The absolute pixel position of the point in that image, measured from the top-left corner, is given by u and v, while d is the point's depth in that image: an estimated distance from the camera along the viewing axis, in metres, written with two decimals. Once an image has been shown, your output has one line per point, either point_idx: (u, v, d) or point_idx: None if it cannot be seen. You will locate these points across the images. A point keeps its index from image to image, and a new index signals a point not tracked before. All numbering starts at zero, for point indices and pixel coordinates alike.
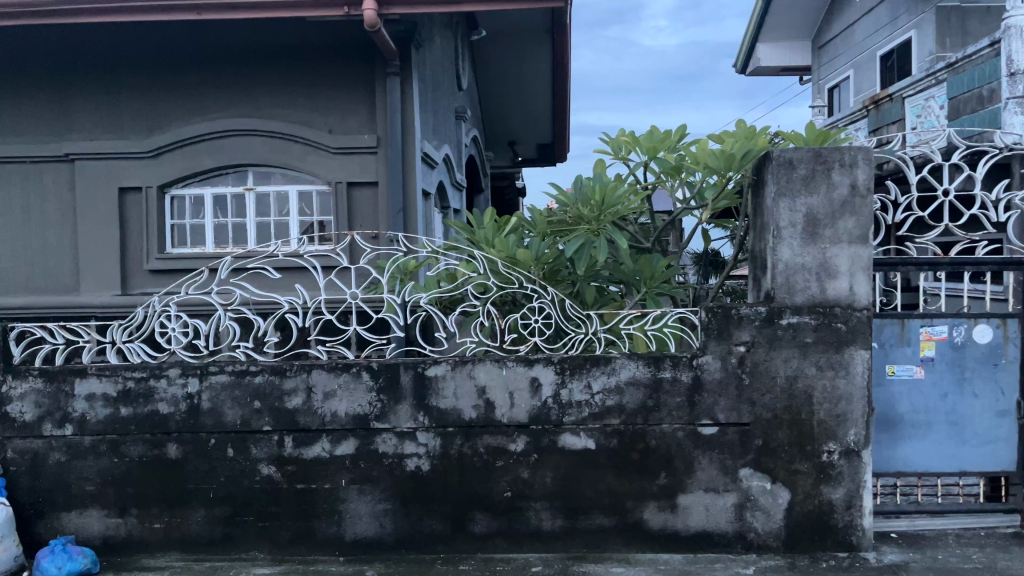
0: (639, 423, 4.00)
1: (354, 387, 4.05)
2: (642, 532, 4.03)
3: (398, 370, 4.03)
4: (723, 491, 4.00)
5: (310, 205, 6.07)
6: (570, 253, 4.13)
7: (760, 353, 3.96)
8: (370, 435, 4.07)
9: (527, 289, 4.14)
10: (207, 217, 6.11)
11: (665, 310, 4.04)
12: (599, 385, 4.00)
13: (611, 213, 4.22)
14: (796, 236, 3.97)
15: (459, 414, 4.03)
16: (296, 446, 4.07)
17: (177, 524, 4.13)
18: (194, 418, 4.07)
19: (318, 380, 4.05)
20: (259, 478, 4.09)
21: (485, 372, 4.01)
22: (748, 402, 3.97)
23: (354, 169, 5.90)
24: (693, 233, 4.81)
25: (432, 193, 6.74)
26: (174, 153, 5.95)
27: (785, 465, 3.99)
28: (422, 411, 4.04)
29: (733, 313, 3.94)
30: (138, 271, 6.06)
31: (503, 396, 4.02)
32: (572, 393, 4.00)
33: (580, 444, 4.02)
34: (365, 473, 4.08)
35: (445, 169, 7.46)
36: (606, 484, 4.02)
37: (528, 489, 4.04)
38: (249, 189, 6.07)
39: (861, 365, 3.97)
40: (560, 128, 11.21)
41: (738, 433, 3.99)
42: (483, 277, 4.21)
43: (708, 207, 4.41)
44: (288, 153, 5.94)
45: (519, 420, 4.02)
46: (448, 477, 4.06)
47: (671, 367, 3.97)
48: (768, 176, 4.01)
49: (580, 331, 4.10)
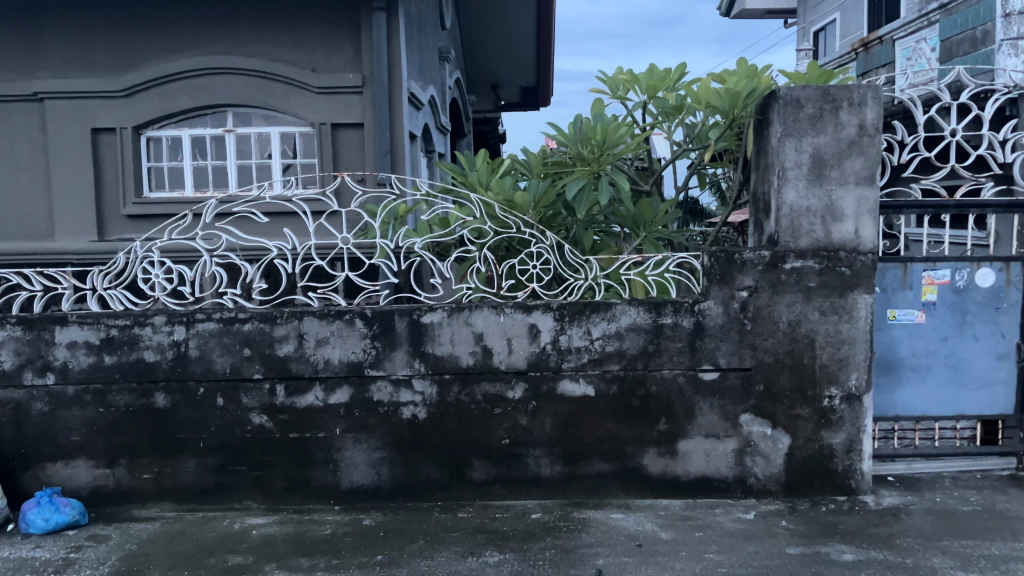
0: (639, 368, 3.93)
1: (348, 334, 3.93)
2: (642, 478, 3.99)
3: (392, 317, 3.92)
4: (724, 436, 3.97)
5: (293, 147, 5.86)
6: (570, 196, 3.99)
7: (763, 299, 3.90)
8: (365, 382, 3.96)
9: (525, 234, 4.03)
10: (186, 159, 5.87)
11: (667, 254, 3.94)
12: (599, 331, 3.91)
13: (611, 154, 4.05)
14: (802, 178, 3.87)
15: (455, 361, 3.94)
16: (288, 395, 3.97)
17: (167, 474, 4.01)
18: (182, 366, 3.95)
19: (310, 327, 3.93)
20: (251, 427, 3.98)
21: (483, 319, 3.91)
22: (749, 347, 3.92)
23: (339, 109, 5.68)
24: (691, 175, 4.71)
25: (419, 136, 6.56)
26: (149, 92, 5.68)
27: (786, 410, 3.95)
28: (418, 358, 3.94)
29: (737, 257, 3.86)
30: (115, 215, 5.83)
31: (500, 343, 3.92)
32: (571, 338, 3.92)
33: (580, 391, 3.95)
34: (360, 421, 3.99)
35: (431, 112, 7.26)
36: (605, 430, 3.97)
37: (527, 436, 3.98)
38: (229, 131, 5.83)
39: (865, 310, 3.91)
40: (544, 70, 10.95)
41: (740, 378, 3.94)
42: (479, 222, 4.09)
43: (710, 149, 4.29)
44: (269, 93, 5.70)
45: (518, 366, 3.93)
46: (445, 425, 3.98)
47: (672, 313, 3.89)
48: (774, 115, 3.89)
49: (580, 276, 4.00)
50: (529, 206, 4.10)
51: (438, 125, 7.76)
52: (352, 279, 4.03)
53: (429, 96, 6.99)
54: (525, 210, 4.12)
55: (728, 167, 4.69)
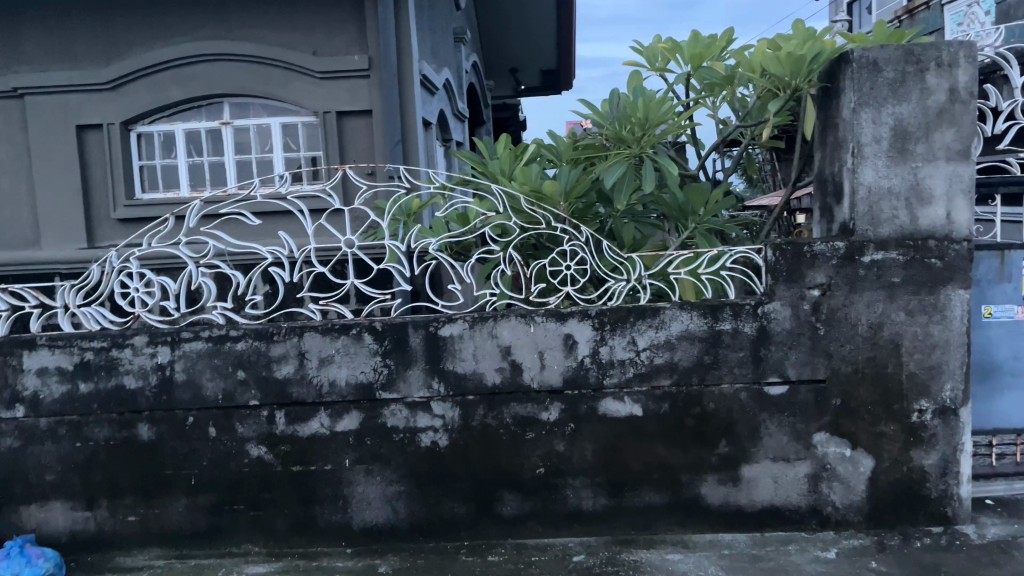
0: (694, 384, 3.38)
1: (355, 352, 3.42)
2: (699, 510, 3.44)
3: (406, 330, 3.40)
4: (795, 460, 3.40)
5: (297, 139, 5.33)
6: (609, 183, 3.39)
7: (838, 298, 3.33)
8: (377, 407, 3.44)
9: (556, 230, 3.47)
10: (179, 157, 5.37)
11: (723, 249, 3.39)
12: (646, 341, 3.37)
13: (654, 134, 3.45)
14: (881, 155, 3.28)
15: (480, 380, 3.40)
16: (289, 423, 3.46)
17: (156, 515, 3.53)
18: (168, 393, 3.45)
19: (311, 344, 3.42)
20: (248, 461, 3.48)
21: (510, 330, 3.38)
22: (822, 355, 3.35)
23: (344, 96, 5.15)
24: (741, 155, 4.12)
25: (433, 123, 6.01)
26: (137, 84, 5.19)
27: (868, 427, 3.37)
28: (437, 377, 3.41)
29: (806, 250, 3.30)
30: (105, 220, 5.35)
31: (531, 357, 3.39)
32: (613, 350, 3.38)
33: (625, 411, 3.40)
34: (373, 451, 3.47)
35: (446, 97, 6.69)
36: (655, 455, 3.42)
37: (565, 465, 3.44)
38: (225, 124, 5.33)
39: (960, 308, 3.31)
40: (566, 50, 10.34)
41: (812, 391, 3.37)
42: (503, 217, 3.53)
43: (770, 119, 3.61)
44: (266, 80, 5.17)
45: (553, 384, 3.40)
46: (470, 453, 3.45)
47: (731, 317, 3.35)
48: (846, 82, 3.31)
49: (622, 278, 3.44)
50: (559, 197, 3.53)
51: (455, 111, 7.20)
52: (358, 287, 3.49)
53: (444, 79, 6.42)
54: (556, 203, 3.54)
55: (780, 146, 4.09)
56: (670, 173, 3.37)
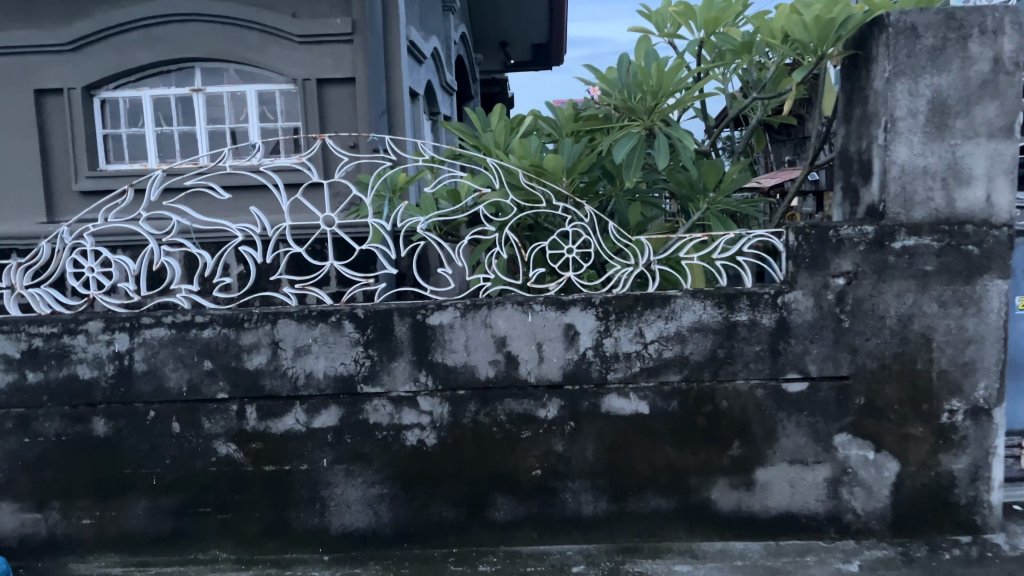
0: (706, 380, 3.10)
1: (335, 341, 3.10)
2: (709, 516, 3.16)
3: (391, 318, 3.09)
4: (814, 463, 3.13)
5: (274, 109, 4.97)
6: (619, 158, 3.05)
7: (865, 288, 3.04)
8: (358, 401, 3.13)
9: (557, 209, 3.16)
10: (147, 125, 4.98)
11: (741, 233, 3.09)
12: (654, 332, 3.08)
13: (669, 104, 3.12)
14: (917, 130, 3.00)
15: (471, 374, 3.11)
16: (261, 418, 3.14)
17: (113, 518, 3.20)
18: (126, 385, 3.12)
19: (285, 332, 3.11)
20: (215, 459, 3.16)
21: (505, 319, 3.08)
22: (846, 350, 3.07)
23: (326, 62, 4.78)
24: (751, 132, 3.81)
25: (420, 94, 5.66)
26: (101, 46, 4.80)
27: (894, 428, 3.10)
28: (425, 369, 3.11)
29: (832, 234, 3.01)
30: (67, 193, 4.97)
31: (528, 349, 3.09)
32: (618, 343, 3.08)
33: (630, 409, 3.12)
34: (353, 450, 3.16)
35: (434, 67, 6.32)
36: (662, 457, 3.14)
37: (563, 466, 3.15)
38: (197, 90, 4.95)
39: (998, 300, 3.02)
40: (558, 25, 9.98)
41: (835, 389, 3.09)
42: (499, 194, 3.20)
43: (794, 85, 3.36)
44: (242, 44, 4.80)
45: (551, 379, 3.10)
46: (460, 453, 3.15)
47: (748, 308, 3.06)
48: (879, 49, 3.02)
49: (628, 262, 3.13)
50: (562, 172, 3.18)
51: (443, 83, 6.84)
52: (338, 270, 3.16)
53: (432, 48, 6.05)
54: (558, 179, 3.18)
55: (792, 123, 3.76)
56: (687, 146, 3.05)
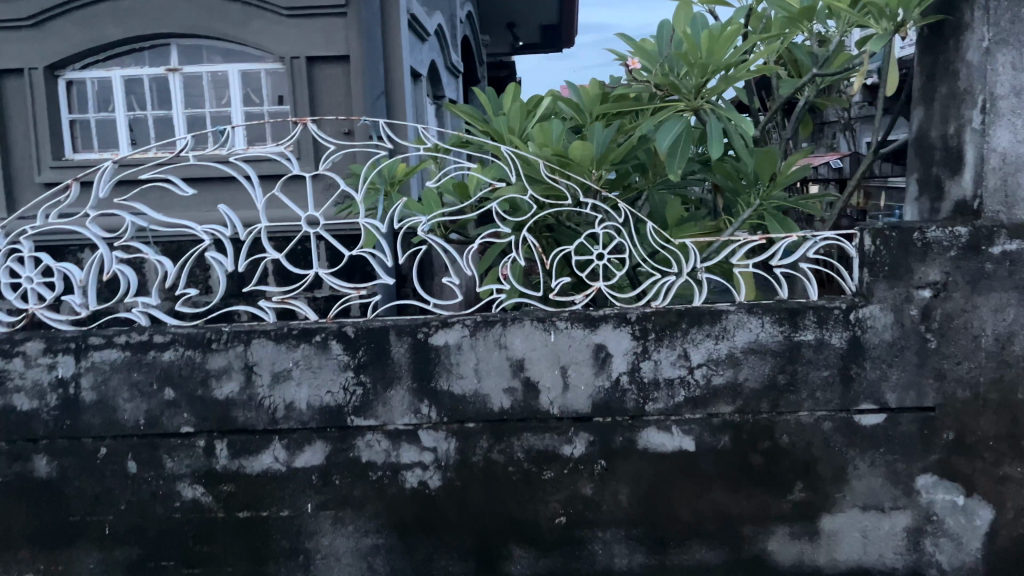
0: (763, 412, 2.60)
1: (320, 365, 2.61)
2: (765, 571, 2.67)
3: (387, 337, 2.59)
4: (891, 509, 2.63)
5: (259, 90, 4.44)
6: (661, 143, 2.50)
7: (957, 302, 2.52)
8: (347, 436, 2.64)
9: (585, 207, 2.63)
10: (118, 110, 4.47)
11: (805, 236, 2.58)
12: (701, 354, 2.58)
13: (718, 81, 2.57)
14: (1021, 111, 2.48)
15: (483, 404, 2.61)
16: (233, 456, 2.65)
17: (61, 572, 2.72)
18: (73, 417, 2.63)
19: (261, 354, 2.61)
20: (180, 505, 2.67)
21: (523, 339, 2.59)
22: (932, 376, 2.55)
23: (316, 38, 4.24)
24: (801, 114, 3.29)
25: (423, 75, 5.13)
26: (63, 21, 4.27)
27: (988, 469, 2.59)
28: (427, 399, 2.61)
29: (918, 237, 2.49)
30: (29, 185, 4.47)
31: (551, 375, 2.59)
32: (658, 367, 2.58)
33: (673, 445, 2.62)
34: (343, 494, 2.67)
35: (438, 46, 5.78)
36: (709, 502, 2.64)
37: (592, 512, 2.66)
38: (173, 71, 4.43)
39: None
40: (569, 6, 9.42)
41: (917, 423, 2.58)
42: (516, 188, 2.68)
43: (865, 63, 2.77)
44: (222, 18, 4.28)
45: (578, 410, 2.61)
46: (470, 497, 2.66)
47: (814, 326, 2.55)
48: (974, 12, 2.50)
49: (670, 269, 2.61)
50: (591, 163, 2.63)
51: (448, 65, 6.32)
52: (324, 278, 2.66)
53: (436, 24, 5.51)
54: (586, 170, 2.64)
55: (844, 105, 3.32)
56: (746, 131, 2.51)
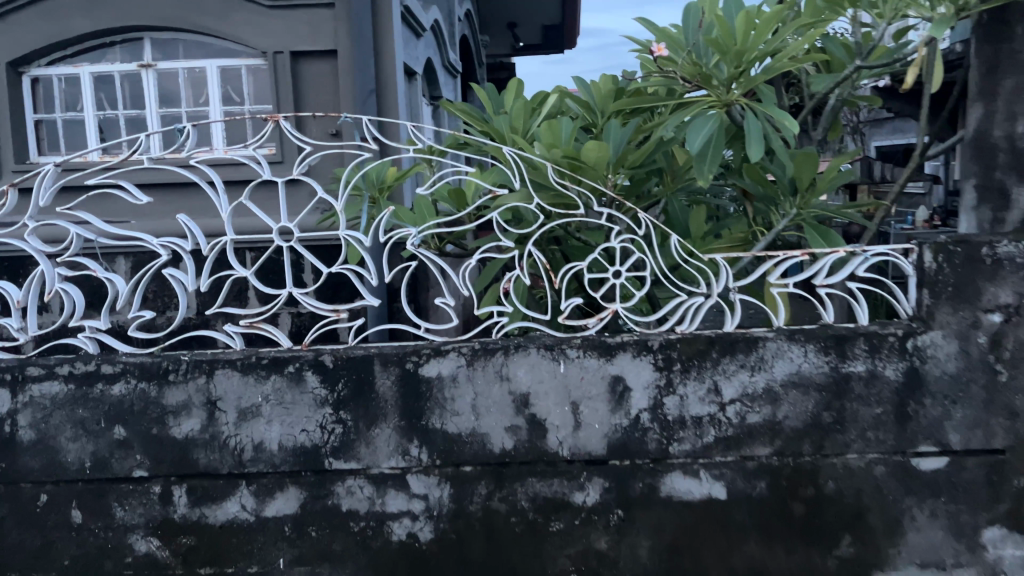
0: (805, 455, 2.25)
1: (293, 400, 2.26)
2: None
3: (371, 368, 2.25)
4: (952, 567, 2.27)
5: (240, 88, 4.10)
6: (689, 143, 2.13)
7: None
8: (325, 482, 2.29)
9: (599, 217, 2.28)
10: (87, 110, 4.13)
11: (853, 252, 2.23)
12: (733, 388, 2.23)
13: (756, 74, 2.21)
14: None
15: (481, 445, 2.26)
16: (194, 505, 2.30)
17: None
18: (9, 460, 2.28)
19: (225, 387, 2.26)
20: (133, 560, 2.32)
21: (529, 370, 2.24)
22: (1002, 414, 2.20)
23: (301, 31, 3.90)
24: (835, 113, 2.94)
25: (418, 72, 4.79)
26: (27, 13, 3.93)
27: None
28: (417, 438, 2.26)
29: (987, 253, 2.14)
30: None
31: (560, 412, 2.25)
32: (684, 403, 2.24)
33: (700, 493, 2.27)
34: (320, 547, 2.31)
35: (434, 43, 5.45)
36: (743, 557, 2.29)
37: (607, 569, 2.31)
38: (146, 67, 4.08)
39: None
40: (571, 6, 9.09)
41: (984, 468, 2.23)
42: (521, 195, 2.33)
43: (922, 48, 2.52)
44: (199, 9, 3.93)
45: (592, 452, 2.26)
46: (467, 552, 2.31)
47: (865, 356, 2.20)
48: None
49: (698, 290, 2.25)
50: (606, 167, 2.28)
51: (445, 64, 5.97)
52: (299, 299, 2.31)
53: (433, 20, 5.17)
54: (599, 175, 2.28)
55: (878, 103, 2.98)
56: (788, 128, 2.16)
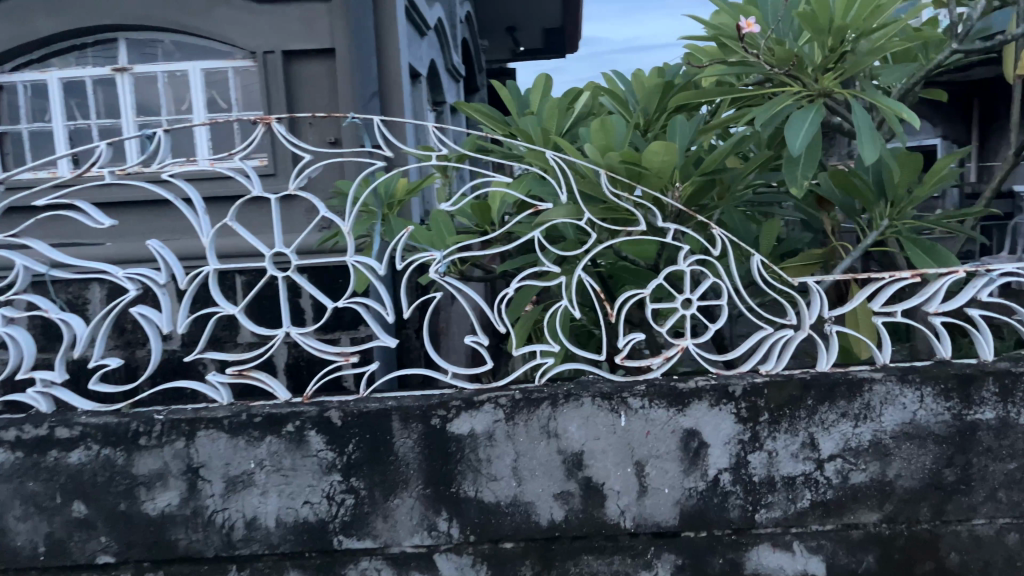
0: (922, 521, 1.84)
1: (294, 466, 1.84)
2: None
3: (388, 426, 1.83)
4: None
5: (226, 93, 3.68)
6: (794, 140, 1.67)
7: None
8: (335, 565, 1.87)
9: (664, 234, 1.87)
10: (56, 119, 3.70)
11: (977, 273, 1.83)
12: (834, 442, 1.82)
13: (866, 58, 1.77)
14: None
15: (526, 517, 1.84)
16: None
17: None
18: None
19: (209, 452, 1.84)
20: None
21: (582, 424, 1.82)
22: None
23: (294, 28, 3.49)
24: None
25: (422, 75, 4.39)
26: None
27: None
28: (447, 510, 1.84)
29: None
30: None
31: (621, 475, 1.84)
32: (773, 461, 1.83)
33: (794, 570, 1.86)
34: None
35: (438, 46, 5.06)
36: None
37: None
38: (120, 71, 3.65)
39: None
40: (574, 10, 8.72)
41: None
42: (567, 210, 1.91)
43: None
44: (179, 6, 3.52)
45: (661, 522, 1.85)
46: None
47: (995, 400, 1.80)
48: None
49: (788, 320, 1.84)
50: (672, 173, 1.86)
51: (448, 68, 5.59)
52: (299, 341, 1.89)
53: (436, 18, 4.78)
54: (663, 182, 1.86)
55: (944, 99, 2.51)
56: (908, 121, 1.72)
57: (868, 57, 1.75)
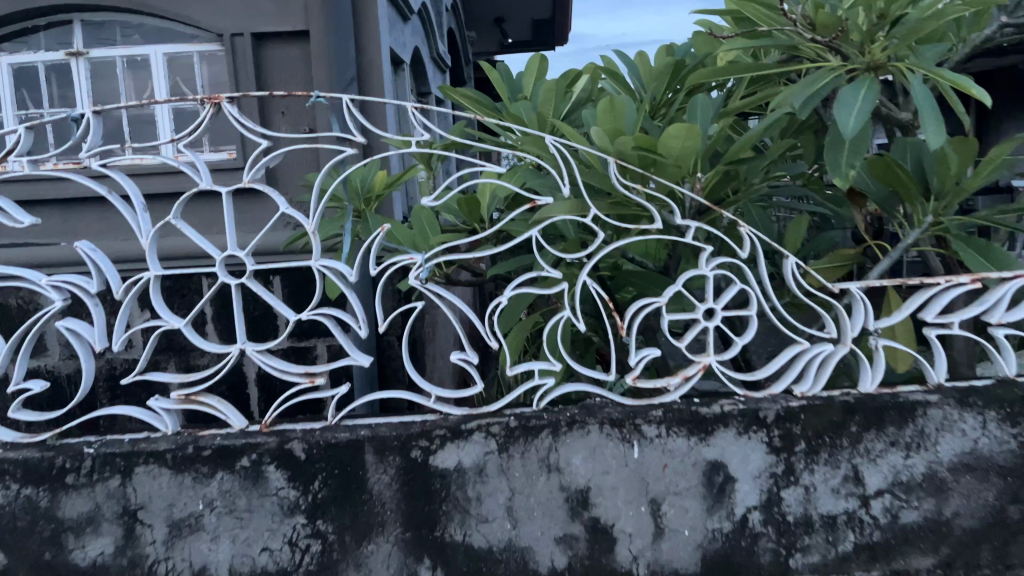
0: (982, 566, 1.59)
1: (250, 507, 1.56)
2: None
3: (361, 460, 1.55)
4: None
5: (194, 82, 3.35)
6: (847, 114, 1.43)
7: None
8: None
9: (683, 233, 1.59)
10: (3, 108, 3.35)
11: None
12: (882, 476, 1.56)
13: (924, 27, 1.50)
14: None
15: (522, 564, 1.58)
16: None
17: None
18: None
19: (149, 492, 1.56)
20: None
21: (589, 457, 1.56)
22: None
23: (265, 8, 3.19)
24: None
25: (405, 61, 4.10)
26: None
27: None
28: (431, 557, 1.57)
29: None
30: None
31: (634, 515, 1.57)
32: (811, 498, 1.57)
33: None
34: None
35: (422, 32, 4.77)
36: None
37: None
38: (75, 56, 3.30)
39: None
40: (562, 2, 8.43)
41: None
42: (569, 205, 1.63)
43: None
44: None
45: (680, 569, 1.59)
46: None
47: None
48: None
49: (826, 332, 1.56)
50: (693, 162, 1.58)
51: (433, 56, 5.30)
52: (255, 360, 1.61)
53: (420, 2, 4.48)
54: (681, 172, 1.59)
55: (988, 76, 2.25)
56: (976, 96, 1.45)
57: (922, 22, 1.50)
